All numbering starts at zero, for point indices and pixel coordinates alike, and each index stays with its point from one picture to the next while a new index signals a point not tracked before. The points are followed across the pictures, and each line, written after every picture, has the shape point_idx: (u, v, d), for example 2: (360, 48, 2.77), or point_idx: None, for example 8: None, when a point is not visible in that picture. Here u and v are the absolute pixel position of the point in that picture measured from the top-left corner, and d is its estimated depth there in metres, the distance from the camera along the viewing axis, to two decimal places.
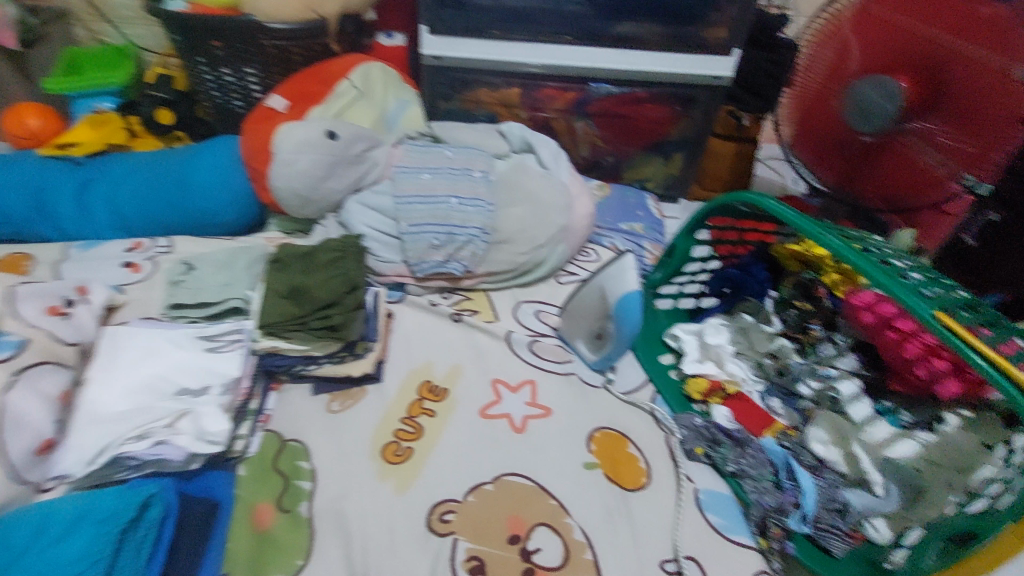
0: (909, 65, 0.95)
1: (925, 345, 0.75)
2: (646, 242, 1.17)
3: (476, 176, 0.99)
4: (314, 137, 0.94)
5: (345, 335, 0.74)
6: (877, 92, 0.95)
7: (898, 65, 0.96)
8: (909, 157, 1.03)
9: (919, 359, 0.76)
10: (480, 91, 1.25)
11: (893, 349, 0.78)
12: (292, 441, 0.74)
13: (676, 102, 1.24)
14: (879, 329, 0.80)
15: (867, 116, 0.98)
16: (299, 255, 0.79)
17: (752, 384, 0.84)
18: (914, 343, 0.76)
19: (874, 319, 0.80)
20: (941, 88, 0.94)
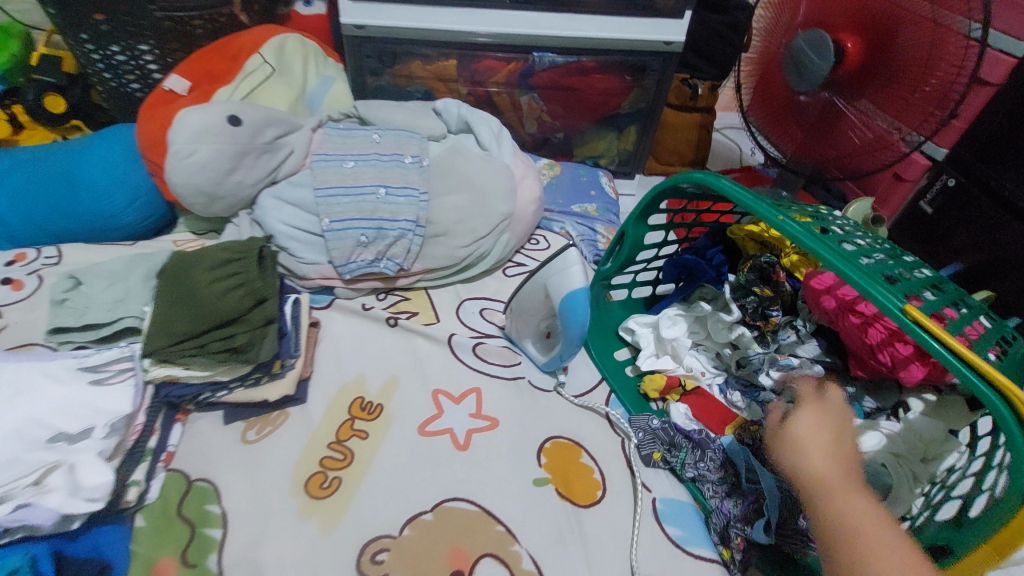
0: (847, 17, 0.88)
1: (889, 329, 0.68)
2: (599, 225, 1.09)
3: (407, 162, 0.89)
4: (214, 123, 0.81)
5: (252, 357, 0.63)
6: (815, 52, 0.89)
7: (838, 18, 0.89)
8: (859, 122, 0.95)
9: (881, 345, 0.69)
10: (413, 63, 1.13)
11: (855, 334, 0.71)
12: (200, 481, 0.66)
13: (627, 71, 1.15)
14: (840, 313, 0.72)
15: (801, 73, 0.93)
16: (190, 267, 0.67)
17: (711, 376, 0.81)
18: (876, 328, 0.69)
19: (835, 303, 0.73)
20: (884, 41, 0.86)
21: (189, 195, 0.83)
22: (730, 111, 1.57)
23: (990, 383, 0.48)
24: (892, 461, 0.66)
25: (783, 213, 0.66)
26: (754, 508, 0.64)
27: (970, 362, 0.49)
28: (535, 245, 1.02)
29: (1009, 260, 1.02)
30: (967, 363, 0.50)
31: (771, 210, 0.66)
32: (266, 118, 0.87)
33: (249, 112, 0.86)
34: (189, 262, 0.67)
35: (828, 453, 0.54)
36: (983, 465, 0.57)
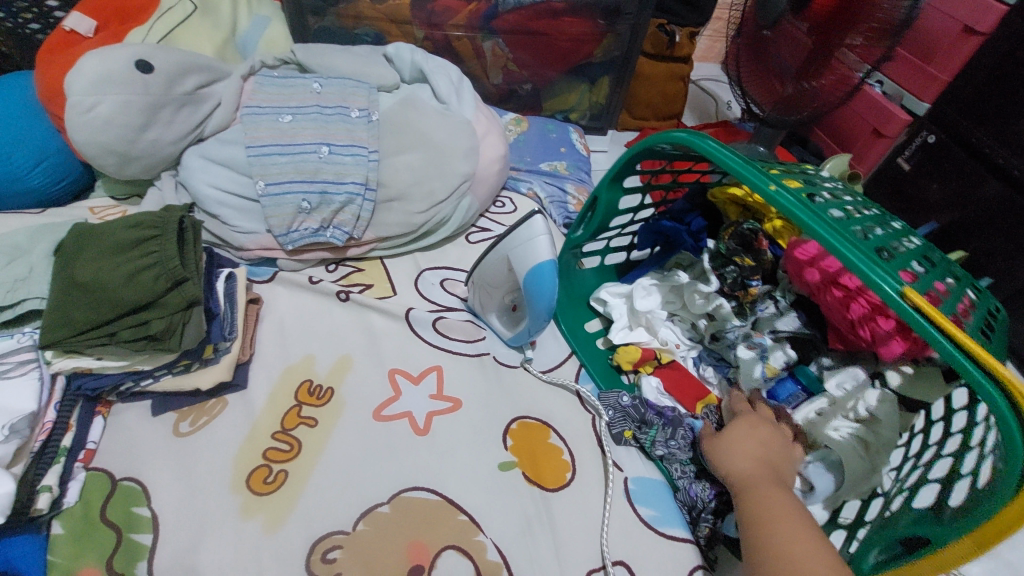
0: None
1: (871, 303, 0.66)
2: (570, 184, 1.01)
3: (354, 116, 0.79)
4: (120, 69, 0.69)
5: (174, 346, 0.57)
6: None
7: None
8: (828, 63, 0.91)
9: (862, 319, 0.67)
10: (360, 2, 1.00)
11: (837, 309, 0.69)
12: (126, 480, 0.58)
13: (599, 14, 1.05)
14: (823, 287, 0.70)
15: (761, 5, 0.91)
16: (92, 244, 0.58)
17: (685, 349, 0.79)
18: (858, 303, 0.67)
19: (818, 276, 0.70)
20: None
21: (98, 155, 0.72)
22: (708, 61, 1.48)
23: (989, 373, 0.46)
24: (862, 441, 0.65)
25: (774, 181, 0.60)
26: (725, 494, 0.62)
27: (977, 359, 0.46)
28: (500, 208, 0.94)
29: (982, 218, 1.00)
30: (967, 354, 0.47)
31: (761, 177, 0.60)
32: (184, 64, 0.75)
33: (163, 56, 0.74)
34: (91, 237, 0.59)
35: (755, 450, 0.57)
36: (960, 445, 0.57)
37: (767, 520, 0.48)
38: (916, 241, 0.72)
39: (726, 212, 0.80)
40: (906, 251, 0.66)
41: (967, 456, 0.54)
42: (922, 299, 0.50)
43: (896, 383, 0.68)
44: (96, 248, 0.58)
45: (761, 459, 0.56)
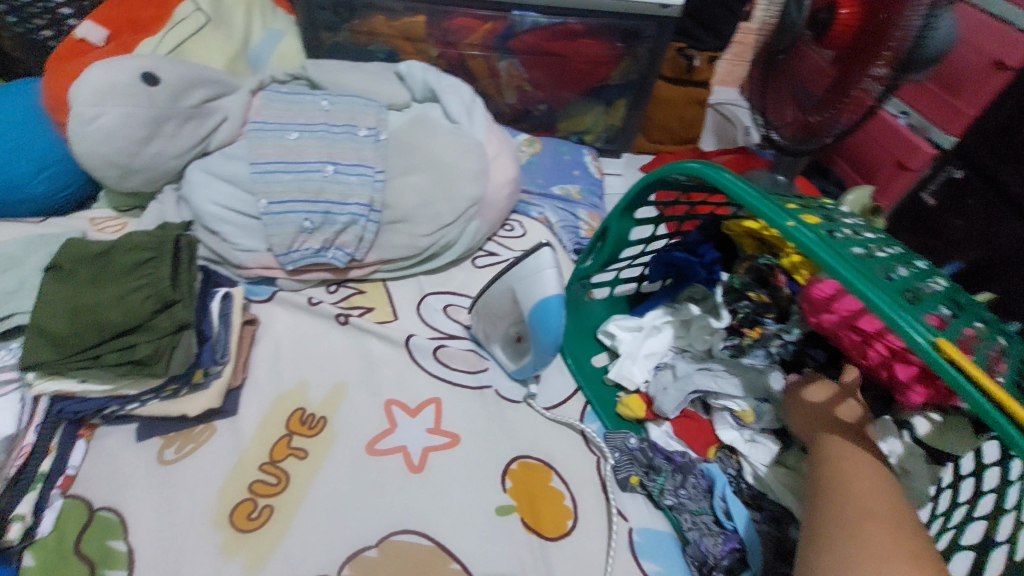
0: None
1: (891, 350, 0.61)
2: (581, 209, 0.99)
3: (361, 135, 0.77)
4: (126, 82, 0.68)
5: (159, 370, 0.54)
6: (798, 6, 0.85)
7: None
8: (840, 88, 0.86)
9: (882, 366, 0.63)
10: (375, 18, 0.98)
11: (856, 354, 0.64)
12: (103, 510, 0.55)
13: (618, 37, 1.03)
14: (841, 330, 0.64)
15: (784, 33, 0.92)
16: (101, 274, 0.56)
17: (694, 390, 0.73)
18: (877, 349, 0.62)
19: (835, 318, 0.64)
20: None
21: (100, 167, 0.70)
22: (726, 87, 1.46)
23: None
24: None
25: (791, 217, 0.57)
26: (738, 554, 0.58)
27: (1020, 425, 0.42)
28: (509, 232, 0.92)
29: (1012, 257, 0.95)
30: (1005, 414, 0.44)
31: (778, 213, 0.57)
32: (192, 77, 0.74)
33: (170, 69, 0.72)
34: (97, 265, 0.56)
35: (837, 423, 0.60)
36: (993, 508, 0.52)
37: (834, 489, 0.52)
38: (943, 282, 0.68)
39: (743, 244, 0.76)
40: (934, 294, 0.62)
41: (1002, 519, 0.50)
42: (955, 351, 0.46)
43: (923, 430, 0.65)
44: (103, 279, 0.55)
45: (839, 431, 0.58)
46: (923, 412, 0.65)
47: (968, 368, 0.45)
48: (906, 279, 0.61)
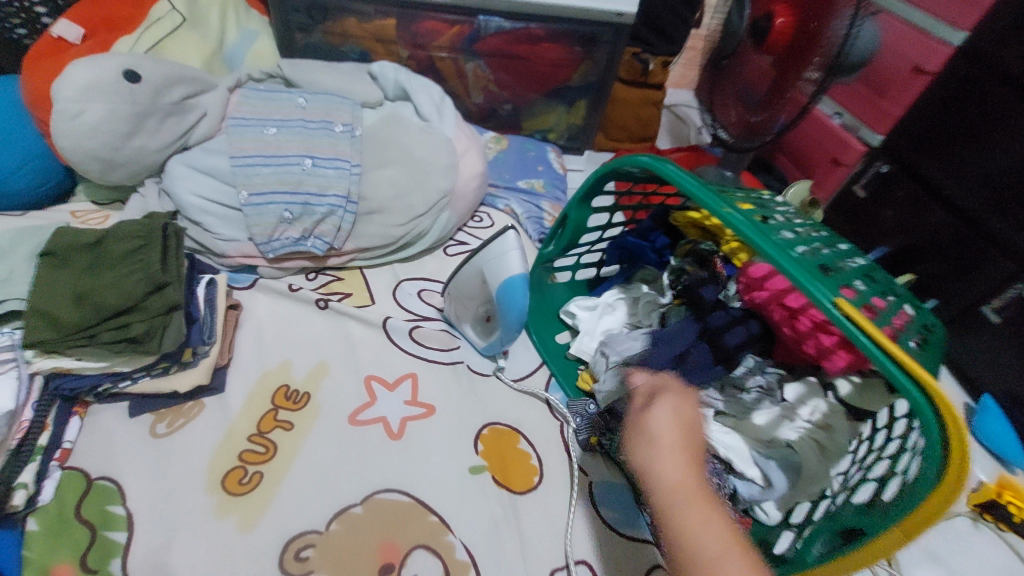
0: None
1: (813, 321, 0.72)
2: (546, 202, 1.06)
3: (338, 131, 0.82)
4: (107, 79, 0.71)
5: (153, 348, 0.58)
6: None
7: None
8: (780, 90, 0.96)
9: (807, 335, 0.73)
10: (347, 20, 1.03)
11: (785, 325, 0.74)
12: (101, 480, 0.59)
13: (577, 41, 1.10)
14: (769, 304, 0.75)
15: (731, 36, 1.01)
16: (98, 262, 0.60)
17: None
18: (802, 321, 0.73)
19: (766, 295, 0.75)
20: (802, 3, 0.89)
21: (83, 161, 0.74)
22: (681, 89, 1.56)
23: (911, 373, 0.49)
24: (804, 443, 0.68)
25: (727, 204, 0.65)
26: None
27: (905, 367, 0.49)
28: (478, 223, 0.98)
29: (927, 243, 1.06)
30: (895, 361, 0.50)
31: (714, 199, 0.65)
32: (172, 76, 0.78)
33: (151, 67, 0.76)
34: (90, 253, 0.60)
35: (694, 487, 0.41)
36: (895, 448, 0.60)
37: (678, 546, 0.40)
38: (863, 260, 0.78)
39: (688, 232, 0.85)
40: (852, 269, 0.72)
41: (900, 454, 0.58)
42: (853, 308, 0.54)
43: (845, 392, 0.74)
44: (100, 267, 0.59)
45: (688, 448, 0.43)
46: (845, 375, 0.74)
47: (863, 321, 0.53)
48: (826, 256, 0.71)
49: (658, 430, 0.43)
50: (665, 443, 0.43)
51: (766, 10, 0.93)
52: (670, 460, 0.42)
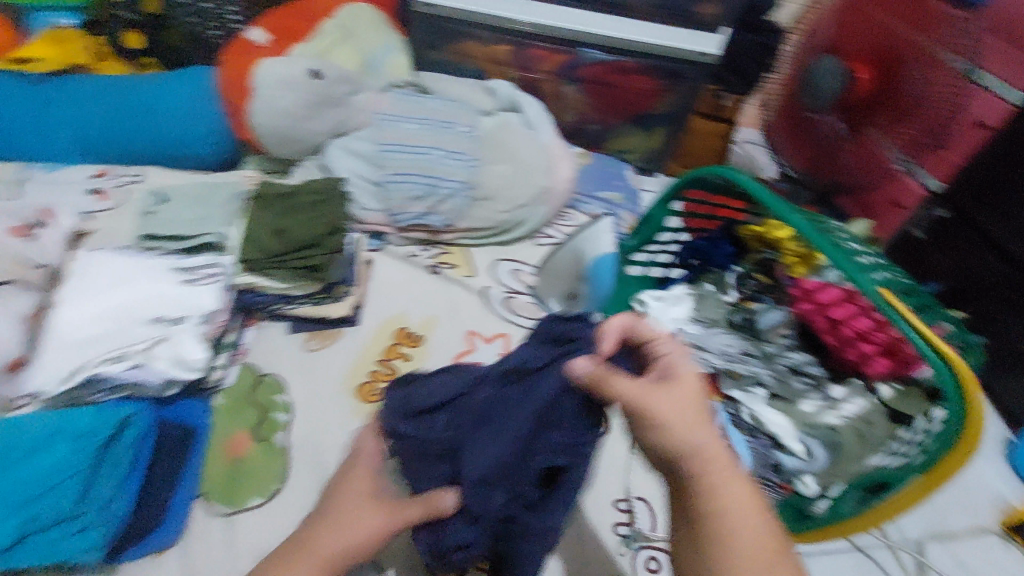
0: (870, 51, 1.07)
1: (855, 331, 0.83)
2: (622, 211, 1.20)
3: (460, 131, 1.00)
4: (297, 75, 0.94)
5: (325, 276, 0.78)
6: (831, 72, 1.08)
7: (867, 55, 1.07)
8: (863, 140, 1.14)
9: (850, 343, 0.84)
10: (470, 44, 1.23)
11: (830, 334, 0.86)
12: (268, 375, 0.76)
13: (663, 75, 1.25)
14: (814, 314, 0.87)
15: (816, 93, 1.12)
16: (290, 209, 0.81)
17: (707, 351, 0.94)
18: (845, 330, 0.84)
19: (812, 305, 0.88)
20: (897, 75, 1.04)
21: (269, 135, 0.94)
22: (752, 127, 1.67)
23: (943, 355, 0.62)
24: (842, 427, 0.77)
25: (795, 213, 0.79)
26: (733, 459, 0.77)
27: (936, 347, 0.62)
28: (564, 222, 1.13)
29: (980, 283, 1.14)
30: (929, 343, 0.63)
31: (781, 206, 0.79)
32: (342, 75, 0.97)
33: (329, 68, 0.97)
34: (288, 200, 0.82)
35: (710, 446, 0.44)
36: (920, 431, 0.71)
37: (715, 520, 0.43)
38: (910, 280, 0.88)
39: (751, 244, 0.96)
40: (898, 283, 0.82)
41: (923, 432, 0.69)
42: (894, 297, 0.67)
43: (887, 395, 0.79)
44: (294, 212, 0.81)
45: (701, 420, 0.46)
46: (886, 380, 0.81)
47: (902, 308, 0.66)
48: (875, 269, 0.82)
49: (679, 399, 0.46)
50: (682, 405, 0.45)
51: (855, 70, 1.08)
52: (686, 407, 0.46)
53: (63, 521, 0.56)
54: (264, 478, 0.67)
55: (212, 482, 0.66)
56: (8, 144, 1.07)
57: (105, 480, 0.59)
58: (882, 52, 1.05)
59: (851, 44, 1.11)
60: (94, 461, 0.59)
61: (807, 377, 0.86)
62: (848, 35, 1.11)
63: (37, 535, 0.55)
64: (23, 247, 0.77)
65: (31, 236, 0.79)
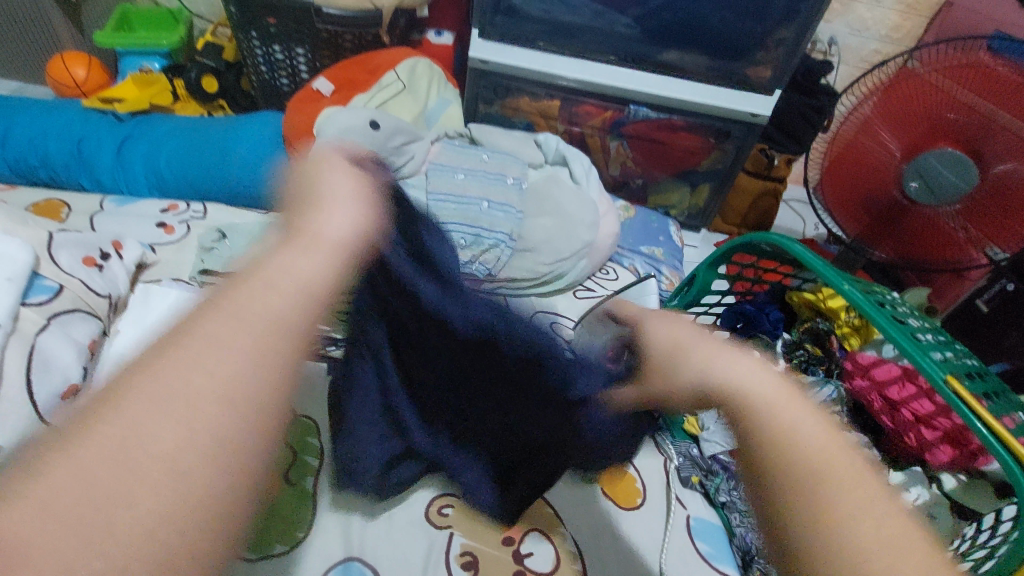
0: (949, 129, 0.90)
1: (914, 415, 0.78)
2: (665, 268, 1.19)
3: (509, 183, 1.02)
4: (358, 126, 0.98)
5: None
6: (944, 167, 0.91)
7: (940, 132, 0.91)
8: (926, 218, 1.01)
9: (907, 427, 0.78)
10: (522, 99, 1.27)
11: (885, 415, 0.81)
12: (303, 417, 0.77)
13: (711, 134, 1.26)
14: (868, 392, 0.83)
15: (921, 181, 0.95)
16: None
17: None
18: (904, 413, 0.79)
19: (867, 381, 0.84)
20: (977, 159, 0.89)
21: None
22: (800, 185, 1.65)
23: (1012, 452, 0.59)
24: None
25: (849, 284, 0.77)
26: None
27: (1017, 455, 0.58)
28: (605, 275, 1.12)
29: None
30: (1007, 448, 0.59)
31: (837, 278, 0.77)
32: (397, 126, 1.02)
33: (387, 119, 1.01)
34: None
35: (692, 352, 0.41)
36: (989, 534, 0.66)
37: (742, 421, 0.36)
38: (976, 361, 0.83)
39: (801, 312, 0.95)
40: (964, 363, 0.78)
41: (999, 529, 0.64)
42: (963, 388, 0.64)
43: (950, 487, 0.75)
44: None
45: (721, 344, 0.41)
46: (951, 471, 0.76)
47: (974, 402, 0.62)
48: (939, 348, 0.78)
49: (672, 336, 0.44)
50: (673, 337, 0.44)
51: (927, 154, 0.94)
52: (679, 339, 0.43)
53: None
54: (292, 525, 0.67)
55: None
56: (89, 174, 1.16)
57: None
58: (965, 129, 0.89)
59: (911, 121, 0.94)
60: None
61: None
62: (912, 108, 0.93)
63: None
64: (89, 277, 0.78)
65: (102, 266, 0.82)
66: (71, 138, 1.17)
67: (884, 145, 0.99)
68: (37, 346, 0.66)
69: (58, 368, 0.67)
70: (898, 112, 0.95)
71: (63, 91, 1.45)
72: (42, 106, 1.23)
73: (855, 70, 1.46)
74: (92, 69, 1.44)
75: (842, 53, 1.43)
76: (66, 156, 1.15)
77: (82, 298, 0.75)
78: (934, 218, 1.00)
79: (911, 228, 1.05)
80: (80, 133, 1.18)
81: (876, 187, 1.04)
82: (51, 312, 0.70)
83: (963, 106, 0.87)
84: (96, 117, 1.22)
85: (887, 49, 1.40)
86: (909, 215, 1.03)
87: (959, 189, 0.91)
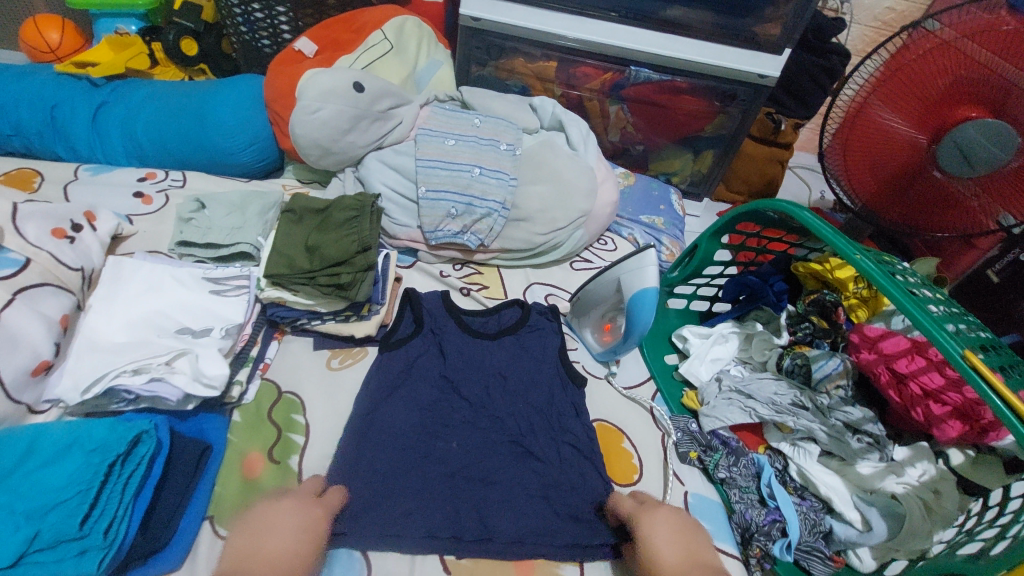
0: (971, 93, 0.83)
1: (923, 390, 0.75)
2: (665, 238, 1.14)
3: (502, 149, 0.97)
4: (342, 88, 0.92)
5: (351, 296, 0.75)
6: (980, 131, 0.84)
7: (963, 96, 0.84)
8: (941, 185, 0.95)
9: (915, 402, 0.75)
10: (516, 60, 1.21)
11: (892, 391, 0.78)
12: (288, 393, 0.74)
13: (716, 97, 1.19)
14: (875, 367, 0.80)
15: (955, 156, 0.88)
16: (323, 224, 0.80)
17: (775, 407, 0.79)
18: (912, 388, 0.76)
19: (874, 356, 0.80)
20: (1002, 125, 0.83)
21: (308, 147, 0.95)
22: (807, 151, 1.60)
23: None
24: (905, 495, 0.70)
25: (860, 252, 0.73)
26: (778, 524, 0.69)
27: None
28: (603, 246, 1.09)
29: None
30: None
31: (848, 248, 0.73)
32: (383, 89, 0.96)
33: (372, 81, 0.95)
34: (321, 215, 0.81)
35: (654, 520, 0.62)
36: (997, 511, 0.64)
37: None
38: (990, 332, 0.80)
39: (807, 283, 0.91)
40: (978, 336, 0.75)
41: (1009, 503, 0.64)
42: (982, 364, 0.61)
43: (956, 462, 0.74)
44: (326, 227, 0.79)
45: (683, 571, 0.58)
46: (959, 446, 0.74)
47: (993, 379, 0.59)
48: (952, 320, 0.74)
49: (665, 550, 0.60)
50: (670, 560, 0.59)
51: (957, 119, 0.86)
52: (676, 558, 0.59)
53: (66, 541, 0.52)
54: None
55: (222, 502, 0.64)
56: (65, 143, 1.11)
57: (115, 497, 0.56)
58: (987, 91, 0.82)
59: (928, 88, 0.87)
60: (105, 477, 0.55)
61: (866, 436, 0.76)
62: (930, 72, 0.86)
63: (36, 555, 0.51)
64: (59, 249, 0.74)
65: (74, 238, 0.78)
66: (43, 103, 1.11)
67: (901, 113, 0.92)
68: (5, 322, 0.63)
69: (29, 344, 0.64)
70: (914, 81, 0.88)
71: (36, 55, 1.38)
72: (12, 70, 1.17)
73: (869, 28, 1.38)
74: (66, 32, 1.37)
75: (855, 11, 1.35)
76: (39, 124, 1.10)
77: (52, 271, 0.72)
78: (950, 187, 0.94)
79: (927, 196, 0.98)
80: (52, 99, 1.13)
81: (892, 155, 0.97)
82: (18, 287, 0.66)
83: (983, 67, 0.81)
84: (71, 82, 1.16)
85: (904, 5, 1.32)
86: (925, 183, 0.97)
87: (998, 157, 0.83)
